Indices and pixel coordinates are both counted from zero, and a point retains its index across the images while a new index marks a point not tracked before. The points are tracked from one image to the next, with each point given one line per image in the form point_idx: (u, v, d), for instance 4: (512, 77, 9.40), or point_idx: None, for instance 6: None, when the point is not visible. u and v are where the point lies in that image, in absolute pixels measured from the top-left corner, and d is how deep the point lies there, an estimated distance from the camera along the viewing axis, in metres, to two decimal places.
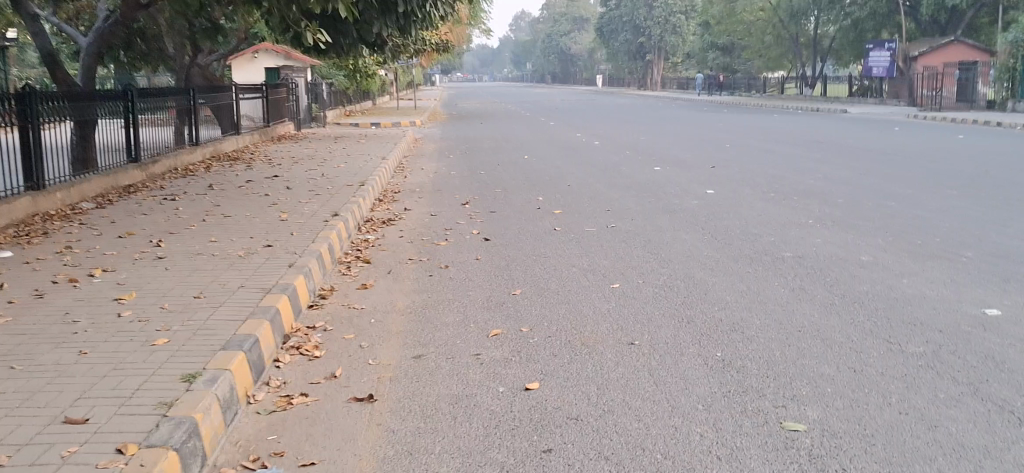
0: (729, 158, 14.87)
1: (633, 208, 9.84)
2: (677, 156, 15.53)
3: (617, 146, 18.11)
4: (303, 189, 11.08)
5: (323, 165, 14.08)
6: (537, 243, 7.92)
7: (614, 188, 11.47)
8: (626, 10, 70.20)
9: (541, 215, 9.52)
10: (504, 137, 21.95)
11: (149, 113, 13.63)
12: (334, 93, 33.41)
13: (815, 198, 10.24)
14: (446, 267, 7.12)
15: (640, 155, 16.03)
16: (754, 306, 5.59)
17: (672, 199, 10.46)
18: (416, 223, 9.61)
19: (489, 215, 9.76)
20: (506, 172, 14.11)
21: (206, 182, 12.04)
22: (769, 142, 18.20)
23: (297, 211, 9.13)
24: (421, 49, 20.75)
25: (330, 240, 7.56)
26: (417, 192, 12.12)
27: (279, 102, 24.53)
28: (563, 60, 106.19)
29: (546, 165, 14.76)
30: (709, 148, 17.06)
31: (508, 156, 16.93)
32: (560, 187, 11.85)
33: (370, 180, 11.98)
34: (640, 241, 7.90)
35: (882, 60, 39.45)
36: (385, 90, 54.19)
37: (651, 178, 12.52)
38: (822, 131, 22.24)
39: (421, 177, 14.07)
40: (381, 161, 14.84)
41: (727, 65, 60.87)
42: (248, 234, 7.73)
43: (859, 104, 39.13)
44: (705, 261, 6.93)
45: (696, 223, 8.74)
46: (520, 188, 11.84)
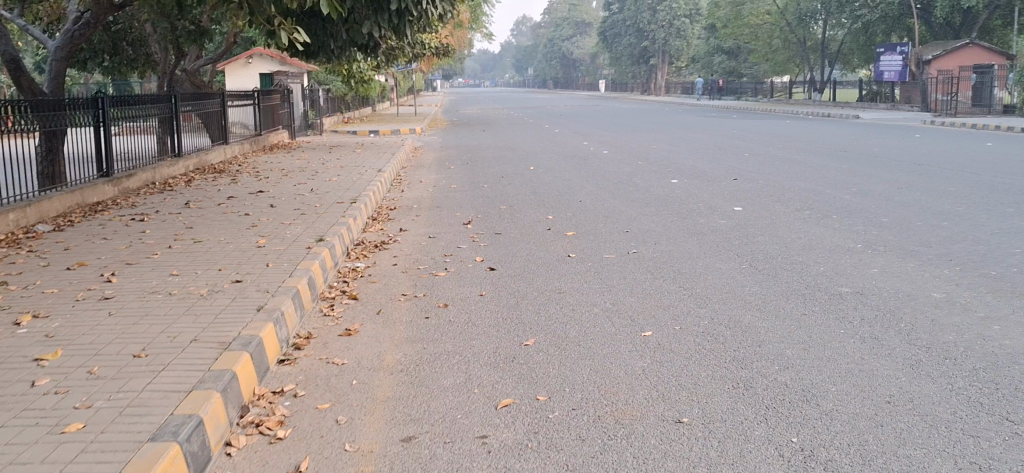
0: (751, 170, 13.86)
1: (654, 229, 8.83)
2: (694, 168, 14.53)
3: (629, 156, 17.10)
4: (288, 207, 10.06)
5: (315, 179, 13.08)
6: (551, 275, 6.91)
7: (630, 205, 10.47)
8: (630, 14, 69.19)
9: (552, 239, 8.52)
10: (507, 147, 20.94)
11: (125, 122, 12.59)
12: (332, 99, 32.41)
13: (855, 217, 9.24)
14: (444, 306, 6.08)
15: (654, 166, 15.04)
16: (820, 364, 4.58)
17: (695, 218, 9.48)
18: (412, 247, 8.58)
19: (495, 238, 8.75)
20: (511, 186, 13.11)
21: (183, 198, 11.01)
22: (789, 151, 17.19)
23: (277, 235, 8.11)
24: (420, 53, 19.76)
25: (312, 274, 6.53)
26: (415, 209, 11.11)
27: (273, 109, 23.57)
28: (566, 65, 105.25)
29: (555, 178, 13.77)
30: (727, 157, 16.05)
31: (514, 167, 15.94)
32: (571, 203, 10.85)
33: (362, 197, 10.96)
34: (668, 272, 6.89)
35: (893, 64, 38.17)
36: (385, 96, 53.26)
37: (670, 193, 11.52)
38: (842, 138, 21.20)
39: (421, 191, 13.09)
40: (377, 174, 13.84)
41: (733, 69, 59.85)
42: (216, 266, 6.70)
43: (872, 109, 38.11)
44: (748, 299, 5.93)
45: (729, 249, 7.74)
46: (528, 205, 10.84)
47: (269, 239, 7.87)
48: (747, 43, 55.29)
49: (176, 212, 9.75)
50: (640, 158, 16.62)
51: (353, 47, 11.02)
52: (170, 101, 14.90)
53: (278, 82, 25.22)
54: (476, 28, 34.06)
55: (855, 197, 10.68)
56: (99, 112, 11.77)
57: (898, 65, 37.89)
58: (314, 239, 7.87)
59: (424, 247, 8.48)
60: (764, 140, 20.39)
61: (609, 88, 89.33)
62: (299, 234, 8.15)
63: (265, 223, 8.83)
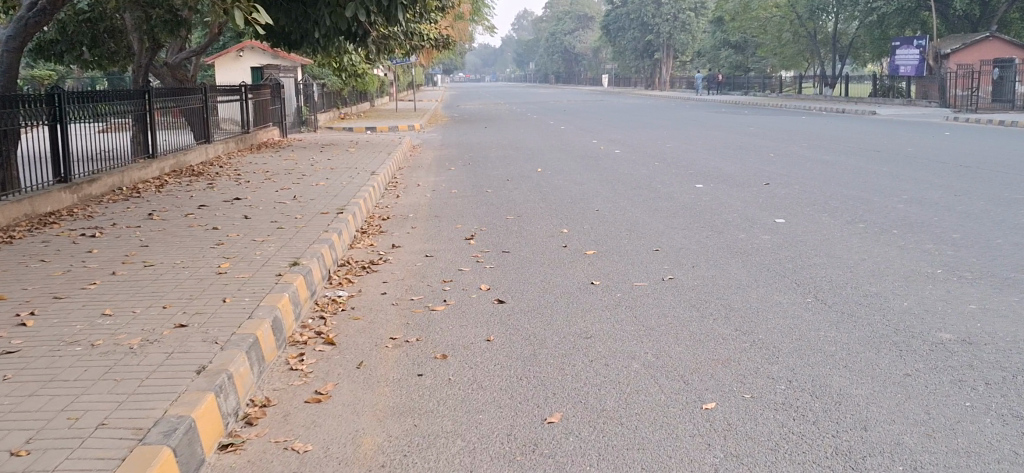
0: (782, 173, 12.60)
1: (688, 248, 7.58)
2: (718, 170, 13.27)
3: (643, 157, 15.84)
4: (265, 219, 8.79)
5: (302, 183, 11.85)
6: (573, 311, 5.66)
7: (655, 216, 9.21)
8: (634, 7, 67.78)
9: (570, 260, 7.28)
10: (511, 145, 19.66)
11: (89, 121, 11.28)
12: (328, 95, 31.11)
13: (919, 232, 7.99)
14: (442, 358, 4.83)
15: (675, 168, 13.77)
16: (959, 463, 3.34)
17: (733, 232, 8.22)
18: (406, 268, 7.33)
19: (502, 258, 7.50)
20: (518, 191, 11.86)
21: (148, 207, 9.73)
22: (815, 150, 15.94)
23: (243, 257, 6.86)
24: (418, 45, 18.49)
25: (279, 313, 5.28)
26: (411, 220, 9.85)
27: (263, 105, 22.31)
28: (568, 59, 103.92)
29: (565, 182, 12.53)
30: (751, 158, 14.80)
31: (520, 168, 14.68)
32: (589, 213, 9.60)
33: (351, 206, 9.70)
34: (717, 307, 5.65)
35: (910, 58, 36.96)
36: (385, 90, 52.00)
37: (697, 200, 10.27)
38: (867, 136, 19.91)
39: (418, 196, 11.86)
40: (370, 176, 12.58)
41: (740, 64, 58.46)
42: (163, 303, 5.44)
43: (887, 105, 36.82)
44: (827, 351, 4.68)
45: (782, 275, 6.49)
46: (540, 215, 9.59)
47: (233, 262, 6.64)
48: (755, 36, 53.91)
49: (135, 226, 8.49)
50: (655, 159, 15.36)
51: (338, 34, 9.75)
52: (145, 97, 13.62)
53: (268, 76, 23.97)
54: (477, 20, 32.70)
55: (909, 206, 9.42)
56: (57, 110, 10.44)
57: (915, 59, 36.63)
58: (288, 262, 6.61)
59: (422, 269, 7.24)
60: (786, 139, 19.09)
61: (612, 83, 87.97)
62: (270, 255, 6.90)
63: (233, 241, 7.58)
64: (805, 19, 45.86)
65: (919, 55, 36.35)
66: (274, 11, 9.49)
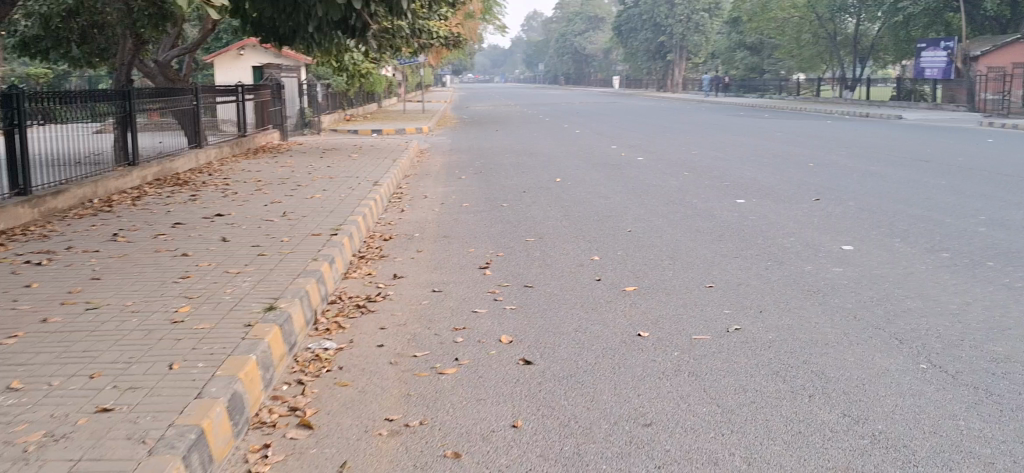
0: (829, 187, 11.29)
1: (748, 284, 6.31)
2: (757, 183, 11.97)
3: (671, 166, 14.54)
4: (247, 242, 7.54)
5: (296, 195, 10.60)
6: (620, 380, 4.40)
7: (700, 241, 7.92)
8: (647, 8, 66.34)
9: (606, 301, 6.02)
10: (524, 151, 18.39)
11: (54, 124, 9.97)
12: (333, 96, 29.89)
13: (1021, 266, 6.69)
14: (453, 459, 3.56)
15: (708, 180, 12.48)
16: None
17: (797, 264, 6.95)
18: (409, 308, 6.07)
19: (525, 296, 6.24)
20: (537, 205, 10.59)
21: (115, 226, 8.47)
22: (857, 159, 14.61)
23: (210, 298, 5.60)
24: (427, 44, 17.23)
25: (240, 387, 4.02)
26: (417, 241, 8.59)
27: (262, 106, 21.09)
28: (578, 61, 102.60)
29: (587, 195, 11.26)
30: (789, 168, 13.48)
31: (538, 178, 13.41)
32: (622, 235, 8.33)
33: (348, 225, 8.45)
34: (809, 377, 4.38)
35: (937, 60, 35.63)
36: (392, 90, 50.82)
37: (743, 220, 8.99)
38: (905, 142, 18.50)
39: (425, 211, 10.61)
40: (372, 187, 11.33)
41: (755, 66, 56.97)
42: (93, 368, 4.19)
43: (912, 109, 35.40)
44: (982, 457, 3.42)
45: (876, 326, 5.22)
46: (566, 237, 8.33)
47: (196, 306, 5.37)
48: (772, 38, 52.42)
49: (94, 251, 7.24)
50: (684, 168, 14.07)
51: (334, 26, 8.51)
52: (126, 98, 12.37)
53: (269, 77, 22.78)
54: (486, 18, 31.39)
55: (992, 231, 8.11)
56: (13, 111, 9.13)
57: (943, 61, 35.33)
58: (263, 306, 5.34)
59: (428, 310, 5.98)
60: (819, 145, 17.75)
61: (623, 84, 86.56)
62: (243, 295, 5.65)
63: (203, 274, 6.32)
64: (824, 20, 44.38)
65: (946, 58, 35.10)
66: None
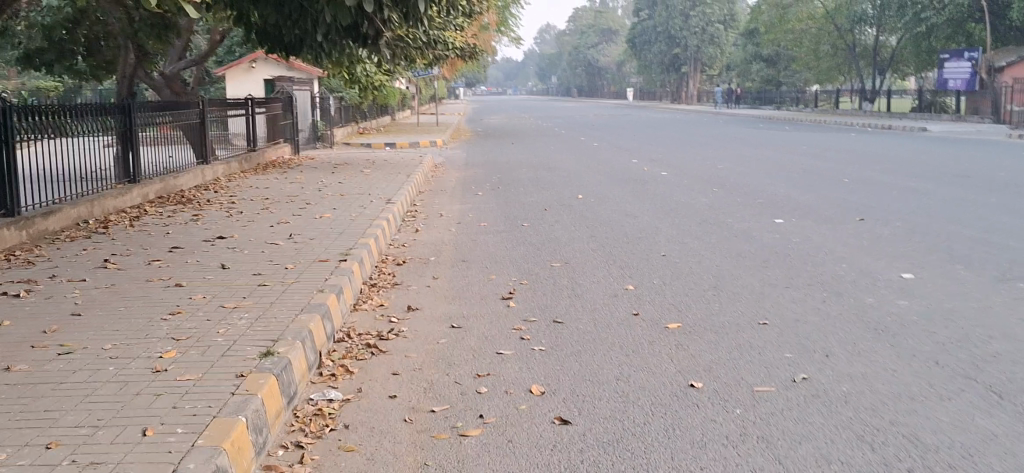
0: (871, 205, 10.57)
1: (806, 322, 5.62)
2: (792, 201, 11.26)
3: (697, 182, 13.84)
4: (248, 269, 6.87)
5: (304, 215, 9.95)
6: (675, 447, 3.71)
7: (742, 268, 7.24)
8: (661, 19, 65.60)
9: (648, 341, 5.33)
10: (542, 166, 17.72)
11: (45, 140, 9.34)
12: (346, 109, 29.32)
13: None
14: None
15: (739, 197, 11.77)
16: None
17: (857, 296, 6.23)
18: (424, 349, 5.38)
19: (555, 334, 5.55)
20: (560, 226, 9.92)
21: (107, 251, 7.83)
22: (893, 174, 13.87)
23: (200, 340, 4.94)
24: (442, 55, 16.61)
25: (225, 461, 3.35)
26: (433, 267, 7.91)
27: (273, 119, 20.49)
28: (591, 73, 101.91)
29: (613, 214, 10.59)
30: (823, 185, 12.74)
31: (559, 195, 12.74)
32: (656, 261, 7.65)
33: (359, 249, 7.77)
34: (902, 445, 3.68)
35: (961, 71, 34.58)
36: (404, 103, 50.26)
37: (786, 243, 8.29)
38: (938, 156, 17.72)
39: (441, 231, 9.94)
40: (385, 206, 10.66)
41: (772, 78, 56.10)
42: (54, 436, 3.54)
43: (937, 122, 34.53)
44: None
45: (966, 376, 4.51)
46: (595, 263, 7.65)
47: (184, 351, 4.72)
48: (789, 49, 51.62)
49: (80, 281, 6.60)
50: (713, 185, 13.37)
51: (344, 32, 7.87)
52: (129, 111, 11.74)
53: (280, 89, 22.23)
54: (501, 29, 30.77)
55: None
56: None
57: (966, 73, 34.29)
58: (259, 350, 4.68)
59: (447, 351, 5.31)
60: (849, 160, 17.00)
61: (637, 96, 85.77)
62: (239, 336, 4.99)
63: (195, 309, 5.66)
64: (843, 30, 43.56)
65: (969, 69, 34.07)
66: (261, 4, 7.66)
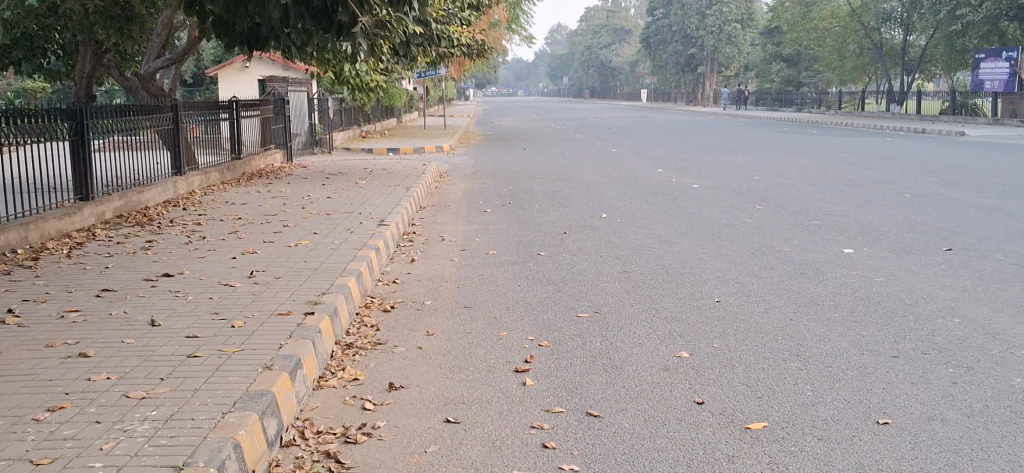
0: (951, 229, 8.96)
1: (943, 421, 4.02)
2: (854, 222, 9.66)
3: (735, 196, 12.24)
4: (185, 329, 5.26)
5: (278, 242, 8.36)
6: None
7: (825, 324, 5.64)
8: (677, 19, 63.83)
9: (728, 454, 3.73)
10: (558, 175, 16.14)
11: None
12: (348, 112, 27.75)
13: None
14: None
15: (789, 217, 10.17)
16: None
17: (997, 373, 4.63)
18: (404, 466, 3.76)
19: (590, 437, 3.96)
20: (585, 256, 8.31)
21: (18, 296, 6.21)
22: (959, 188, 12.25)
23: (69, 465, 3.32)
24: (447, 53, 15.05)
25: None
26: (427, 316, 6.31)
27: (264, 123, 18.93)
28: (603, 73, 100.33)
29: (646, 240, 8.98)
30: (883, 202, 11.12)
31: (580, 213, 11.15)
32: (713, 312, 6.04)
33: (334, 295, 6.17)
34: None
35: (998, 72, 33.12)
36: (413, 104, 48.62)
37: (868, 285, 6.69)
38: (995, 164, 16.09)
39: (440, 262, 8.36)
40: (375, 230, 9.06)
41: (792, 78, 54.32)
42: None
43: (972, 125, 32.82)
44: None
45: None
46: (635, 313, 6.06)
47: None
48: (811, 49, 49.87)
49: None
50: (754, 200, 11.80)
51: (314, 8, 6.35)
52: (85, 118, 10.11)
53: (275, 90, 20.71)
54: (511, 28, 29.22)
55: None
56: None
57: (1004, 73, 32.75)
58: None
59: (436, 471, 3.70)
60: (898, 169, 15.38)
61: (651, 98, 84.06)
62: (128, 457, 3.38)
63: (87, 400, 4.05)
64: (869, 29, 41.83)
65: (1008, 69, 32.56)
66: None
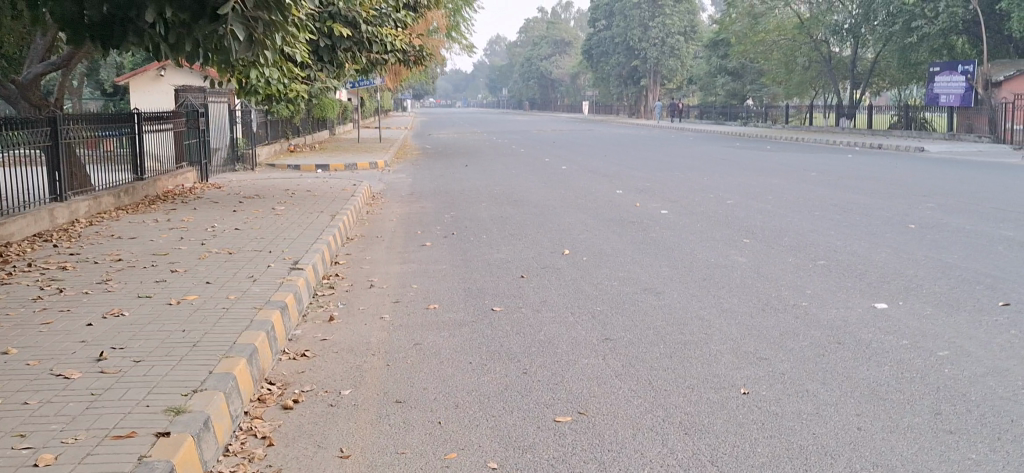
0: (990, 275, 7.44)
1: None
2: (869, 263, 8.10)
3: (713, 226, 10.66)
4: None
5: (155, 299, 6.45)
6: None
7: (911, 441, 3.97)
8: (619, 30, 62.79)
9: None
10: (506, 198, 14.44)
11: None
12: (275, 124, 25.70)
13: None
14: None
15: (784, 256, 8.60)
16: None
17: None
18: None
19: None
20: (554, 312, 6.61)
21: None
22: (964, 218, 10.83)
23: None
24: (380, 59, 13.30)
25: None
26: (344, 422, 4.49)
27: (177, 137, 16.92)
28: (543, 85, 99.19)
29: (625, 289, 7.29)
30: (887, 235, 9.61)
31: (538, 248, 9.44)
32: (744, 415, 4.36)
33: (208, 394, 4.31)
34: None
35: (953, 86, 32.40)
36: (348, 116, 46.62)
37: (932, 363, 5.09)
38: (981, 186, 14.84)
39: (365, 324, 6.56)
40: (284, 278, 7.17)
41: (737, 92, 53.40)
42: None
43: (927, 141, 31.97)
44: None
45: None
46: (638, 417, 4.35)
47: None
48: (756, 62, 49.03)
49: None
50: (738, 232, 10.22)
51: None
52: None
53: (189, 101, 18.71)
54: (452, 36, 27.56)
55: None
56: None
57: (961, 87, 31.98)
58: None
59: None
60: (881, 192, 13.99)
61: (592, 111, 83.01)
62: None
63: None
64: (816, 42, 41.02)
65: (965, 83, 31.81)
66: None
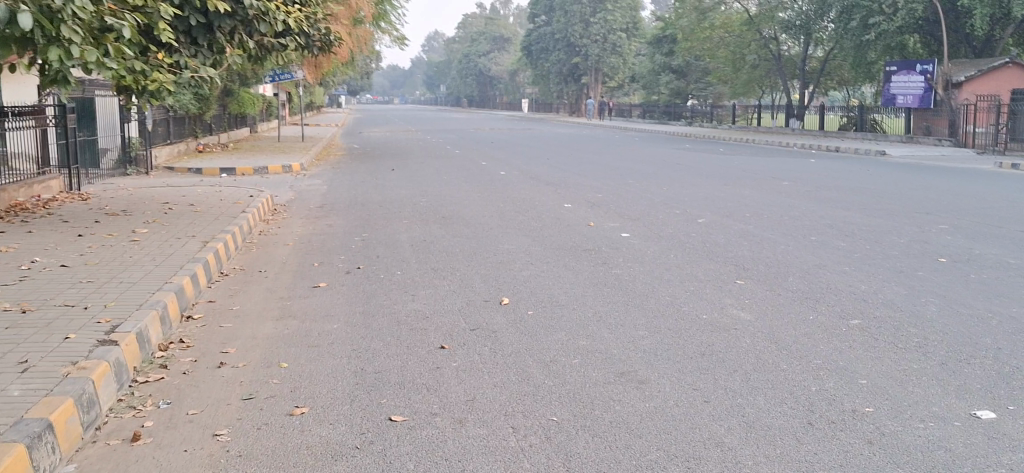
0: None
1: None
2: (923, 326, 5.87)
3: (693, 259, 8.38)
4: None
5: None
6: None
7: None
8: (559, 26, 60.58)
9: None
10: (434, 213, 12.05)
11: None
12: (177, 121, 22.94)
13: None
14: None
15: (801, 310, 6.35)
16: None
17: None
18: None
19: None
20: (486, 426, 4.23)
21: None
22: (997, 248, 8.74)
23: None
24: (274, 45, 10.60)
25: None
26: None
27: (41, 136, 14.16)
28: (481, 82, 96.66)
29: (592, 376, 4.95)
30: (917, 277, 7.42)
31: (468, 293, 7.06)
32: None
33: None
34: None
35: (912, 85, 30.67)
36: (275, 112, 43.72)
37: None
38: (983, 201, 12.81)
39: (185, 451, 4.09)
40: (70, 366, 4.66)
41: (681, 90, 51.52)
42: None
43: (884, 144, 30.35)
44: None
45: None
46: None
47: None
48: (703, 59, 47.18)
49: None
50: (725, 267, 7.97)
51: None
52: None
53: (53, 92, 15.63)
54: (380, 25, 24.95)
55: None
56: None
57: (920, 87, 30.32)
58: None
59: None
60: (875, 209, 11.87)
61: (533, 109, 80.69)
62: None
63: None
64: (766, 39, 39.25)
65: (924, 83, 30.16)
66: None
